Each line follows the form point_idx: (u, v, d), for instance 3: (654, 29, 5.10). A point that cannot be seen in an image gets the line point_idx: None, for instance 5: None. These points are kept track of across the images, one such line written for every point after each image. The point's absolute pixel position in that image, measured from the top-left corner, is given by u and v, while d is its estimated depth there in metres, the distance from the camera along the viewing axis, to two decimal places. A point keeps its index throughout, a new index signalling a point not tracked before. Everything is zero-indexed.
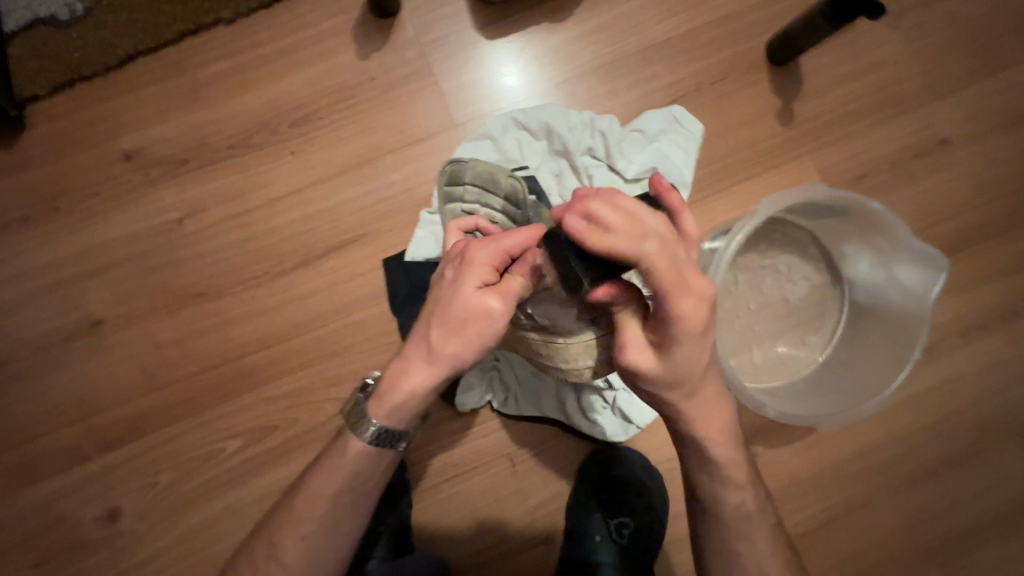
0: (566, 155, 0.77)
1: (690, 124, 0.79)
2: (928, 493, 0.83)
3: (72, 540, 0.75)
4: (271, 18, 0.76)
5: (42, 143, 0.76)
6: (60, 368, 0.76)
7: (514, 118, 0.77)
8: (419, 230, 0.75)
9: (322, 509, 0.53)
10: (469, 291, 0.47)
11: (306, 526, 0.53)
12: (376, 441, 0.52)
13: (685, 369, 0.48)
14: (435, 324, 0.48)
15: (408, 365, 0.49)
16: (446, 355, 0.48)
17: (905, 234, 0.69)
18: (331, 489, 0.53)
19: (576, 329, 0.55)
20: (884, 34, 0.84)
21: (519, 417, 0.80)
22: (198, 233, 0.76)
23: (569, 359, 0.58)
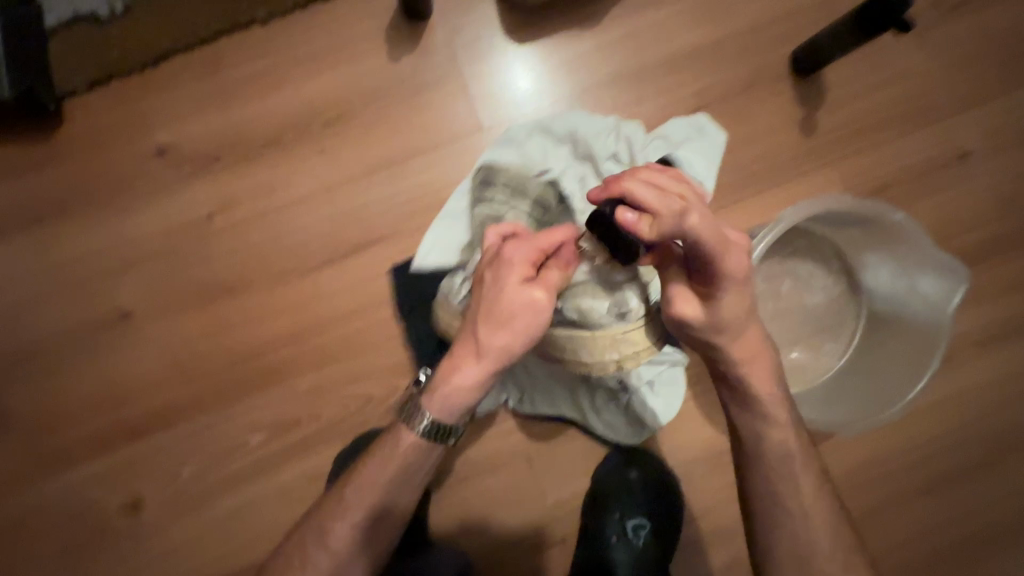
0: (590, 161, 0.74)
1: (713, 133, 0.80)
2: (944, 503, 0.84)
3: (101, 526, 0.77)
4: (306, 18, 0.78)
5: (78, 137, 0.77)
6: (90, 359, 0.78)
7: (538, 125, 0.77)
8: (432, 239, 0.74)
9: (368, 500, 0.55)
10: (512, 286, 0.49)
11: (354, 515, 0.55)
12: (429, 435, 0.53)
13: (730, 317, 0.50)
14: (482, 321, 0.49)
15: (458, 362, 0.51)
16: (496, 349, 0.49)
17: (926, 245, 0.70)
18: (380, 480, 0.55)
19: (606, 322, 0.57)
20: (910, 45, 0.84)
21: (535, 417, 0.80)
22: (229, 229, 0.78)
23: (595, 354, 0.58)
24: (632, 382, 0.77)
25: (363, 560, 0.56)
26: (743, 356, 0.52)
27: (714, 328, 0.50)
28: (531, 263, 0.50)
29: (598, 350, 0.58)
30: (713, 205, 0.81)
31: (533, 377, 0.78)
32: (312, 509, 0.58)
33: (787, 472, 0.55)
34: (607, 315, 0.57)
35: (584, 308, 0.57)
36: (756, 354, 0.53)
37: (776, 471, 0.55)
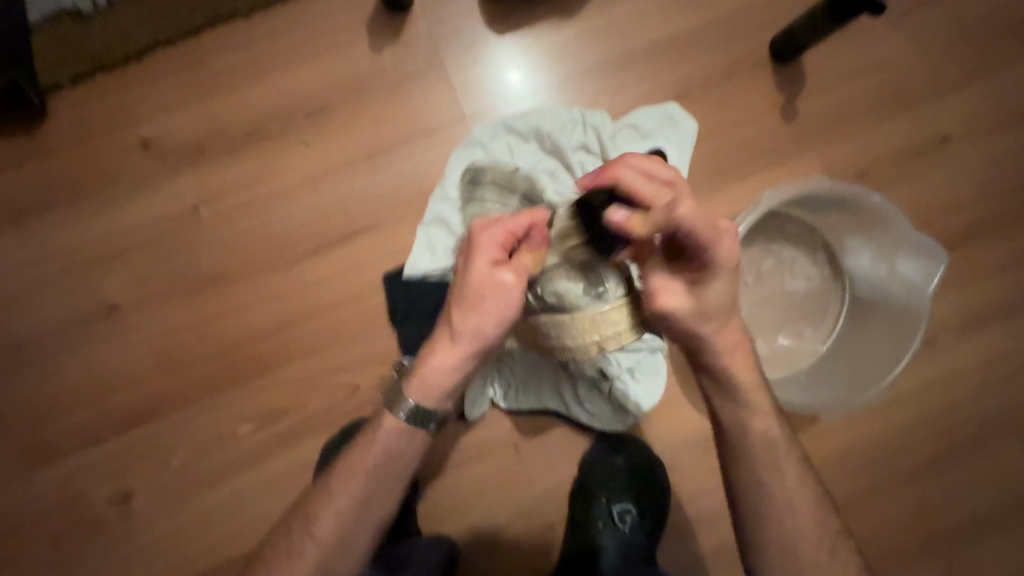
0: (559, 154, 0.79)
1: (684, 121, 0.81)
2: (928, 487, 0.84)
3: (89, 519, 0.77)
4: (289, 11, 0.78)
5: (63, 131, 0.77)
6: (76, 352, 0.78)
7: (503, 124, 0.78)
8: (416, 245, 0.76)
9: (354, 489, 0.54)
10: (480, 268, 0.49)
11: (342, 501, 0.54)
12: (409, 421, 0.54)
13: (717, 303, 0.51)
14: (455, 305, 0.50)
15: (434, 348, 0.52)
16: (468, 334, 0.50)
17: (905, 227, 0.71)
18: (367, 465, 0.54)
19: (584, 304, 0.55)
20: (889, 32, 0.85)
21: (522, 411, 0.81)
22: (214, 221, 0.78)
23: (576, 336, 0.57)
24: (614, 372, 0.77)
25: (351, 548, 0.55)
26: (725, 345, 0.53)
27: (701, 314, 0.51)
28: (501, 246, 0.50)
29: (580, 334, 0.56)
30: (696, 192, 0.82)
31: (518, 367, 0.80)
32: (299, 498, 0.58)
33: (773, 454, 0.54)
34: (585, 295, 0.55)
35: (561, 291, 0.55)
36: (739, 344, 0.53)
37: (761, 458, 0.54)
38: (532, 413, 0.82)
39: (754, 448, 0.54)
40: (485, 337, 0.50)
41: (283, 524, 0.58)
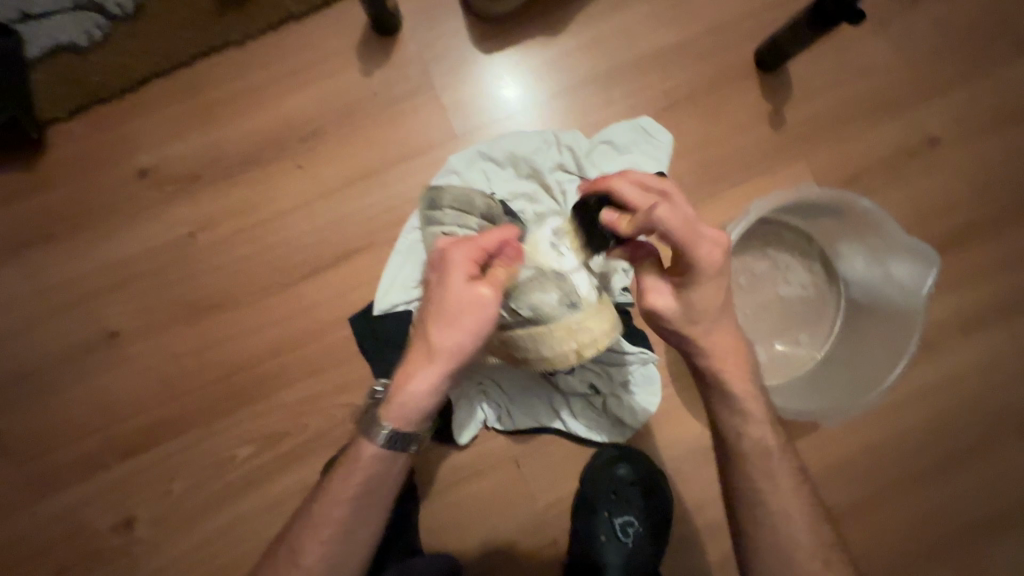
0: (537, 176, 0.79)
1: (658, 133, 0.81)
2: (934, 489, 0.84)
3: (92, 548, 0.77)
4: (280, 39, 0.80)
5: (62, 163, 0.79)
6: (77, 381, 0.79)
7: (479, 152, 0.79)
8: (384, 278, 0.77)
9: (337, 516, 0.55)
10: (456, 285, 0.49)
11: (325, 530, 0.55)
12: (388, 446, 0.53)
13: (705, 307, 0.51)
14: (433, 324, 0.49)
15: (411, 368, 0.51)
16: (448, 351, 0.49)
17: (896, 231, 0.72)
18: (349, 492, 0.55)
19: (559, 312, 0.58)
20: (873, 38, 0.86)
21: (519, 432, 0.81)
22: (211, 247, 0.79)
23: (554, 345, 0.59)
24: (604, 385, 0.79)
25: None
26: (719, 352, 0.53)
27: (687, 318, 0.51)
28: (474, 262, 0.50)
29: (552, 346, 0.59)
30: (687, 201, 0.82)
31: (509, 388, 0.81)
32: (286, 530, 0.58)
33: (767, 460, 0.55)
34: (559, 305, 0.58)
35: (536, 304, 0.57)
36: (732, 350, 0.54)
37: (760, 477, 0.55)
38: (528, 432, 0.81)
39: (751, 454, 0.55)
40: (464, 354, 0.50)
41: (274, 553, 0.58)
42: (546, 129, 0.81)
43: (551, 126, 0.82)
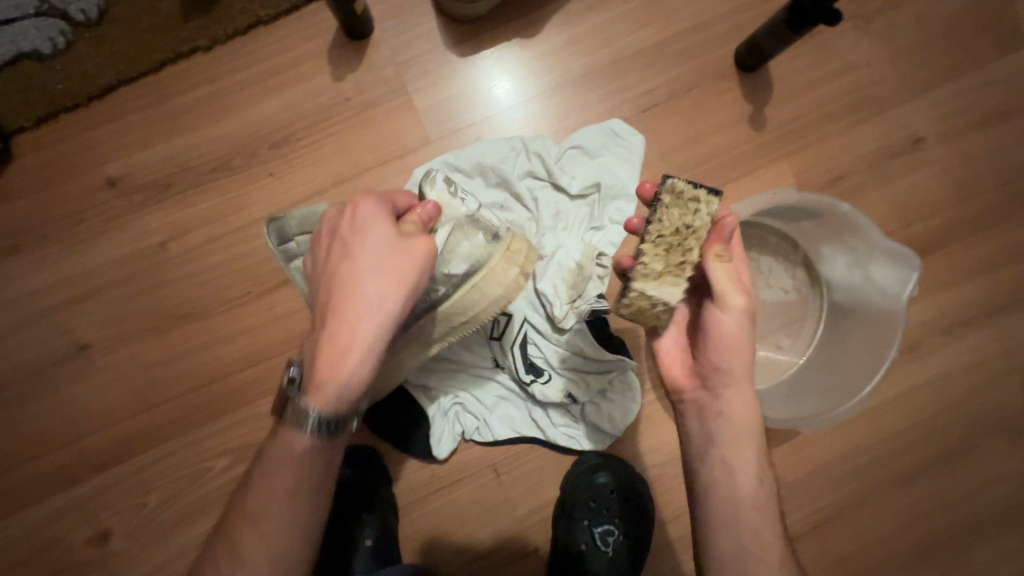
0: (506, 184, 0.79)
1: (629, 136, 0.81)
2: (919, 492, 0.83)
3: (67, 561, 0.77)
4: (249, 43, 0.78)
5: (28, 172, 0.77)
6: (49, 393, 0.78)
7: (446, 163, 0.78)
8: None
9: (276, 507, 0.53)
10: (382, 241, 0.52)
11: (267, 522, 0.53)
12: (325, 429, 0.51)
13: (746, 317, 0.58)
14: (361, 280, 0.50)
15: (348, 330, 0.49)
16: (384, 304, 0.50)
17: (876, 236, 0.70)
18: (285, 483, 0.53)
19: (489, 251, 0.64)
20: (856, 36, 0.84)
21: (496, 442, 0.80)
22: (182, 256, 0.78)
23: (499, 281, 0.65)
24: (581, 394, 0.78)
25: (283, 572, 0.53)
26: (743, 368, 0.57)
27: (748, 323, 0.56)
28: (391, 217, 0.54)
29: (500, 277, 0.65)
30: None
31: (485, 399, 0.80)
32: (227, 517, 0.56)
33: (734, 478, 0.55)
34: (480, 240, 0.64)
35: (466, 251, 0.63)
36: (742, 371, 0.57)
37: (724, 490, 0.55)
38: (508, 442, 0.80)
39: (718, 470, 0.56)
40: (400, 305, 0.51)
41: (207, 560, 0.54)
42: (512, 136, 0.80)
43: (520, 132, 0.81)
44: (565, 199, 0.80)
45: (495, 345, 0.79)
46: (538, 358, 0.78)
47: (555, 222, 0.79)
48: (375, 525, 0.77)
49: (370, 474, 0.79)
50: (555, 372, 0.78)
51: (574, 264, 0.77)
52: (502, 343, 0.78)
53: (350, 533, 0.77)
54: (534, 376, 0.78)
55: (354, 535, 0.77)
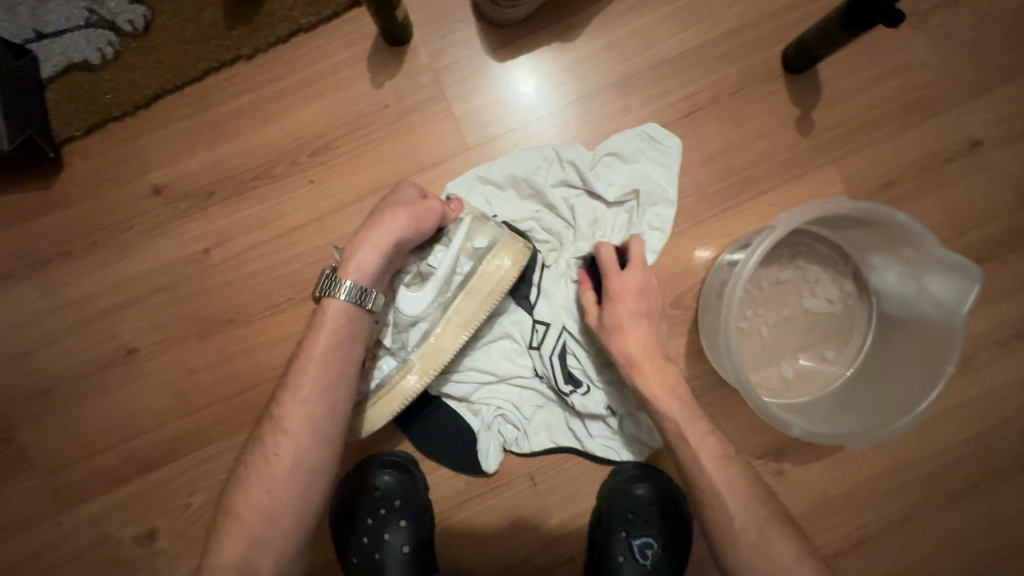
0: (540, 196, 0.78)
1: (665, 140, 0.79)
2: (970, 510, 0.80)
3: (115, 558, 0.79)
4: (289, 51, 0.78)
5: (78, 180, 0.79)
6: (98, 395, 0.80)
7: (478, 176, 0.78)
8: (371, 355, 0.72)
9: (311, 374, 0.61)
10: (409, 187, 0.68)
11: (303, 390, 0.61)
12: (349, 299, 0.62)
13: (615, 324, 0.69)
14: (390, 204, 0.66)
15: (374, 227, 0.64)
16: (398, 221, 0.64)
17: (933, 245, 0.66)
18: (319, 353, 0.62)
19: (501, 232, 0.71)
20: (911, 35, 0.81)
21: (535, 452, 0.79)
22: (224, 263, 0.79)
23: (505, 252, 0.70)
24: (620, 405, 0.77)
25: (320, 435, 0.61)
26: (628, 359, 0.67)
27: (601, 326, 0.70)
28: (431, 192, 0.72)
29: (513, 250, 0.70)
30: (707, 211, 0.79)
31: (524, 409, 0.79)
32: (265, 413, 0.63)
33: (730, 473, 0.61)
34: (493, 224, 0.72)
35: (483, 233, 0.70)
36: (641, 365, 0.67)
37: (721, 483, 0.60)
38: (545, 452, 0.80)
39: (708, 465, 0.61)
40: (410, 228, 0.64)
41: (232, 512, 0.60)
42: (544, 145, 0.79)
43: (554, 140, 0.79)
44: (602, 207, 0.78)
45: (535, 354, 0.78)
46: (577, 368, 0.78)
47: (593, 230, 0.78)
48: (413, 536, 0.77)
49: (409, 481, 0.79)
50: (593, 382, 0.77)
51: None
52: (541, 353, 0.77)
53: (387, 541, 0.77)
54: (573, 387, 0.77)
55: (391, 542, 0.77)
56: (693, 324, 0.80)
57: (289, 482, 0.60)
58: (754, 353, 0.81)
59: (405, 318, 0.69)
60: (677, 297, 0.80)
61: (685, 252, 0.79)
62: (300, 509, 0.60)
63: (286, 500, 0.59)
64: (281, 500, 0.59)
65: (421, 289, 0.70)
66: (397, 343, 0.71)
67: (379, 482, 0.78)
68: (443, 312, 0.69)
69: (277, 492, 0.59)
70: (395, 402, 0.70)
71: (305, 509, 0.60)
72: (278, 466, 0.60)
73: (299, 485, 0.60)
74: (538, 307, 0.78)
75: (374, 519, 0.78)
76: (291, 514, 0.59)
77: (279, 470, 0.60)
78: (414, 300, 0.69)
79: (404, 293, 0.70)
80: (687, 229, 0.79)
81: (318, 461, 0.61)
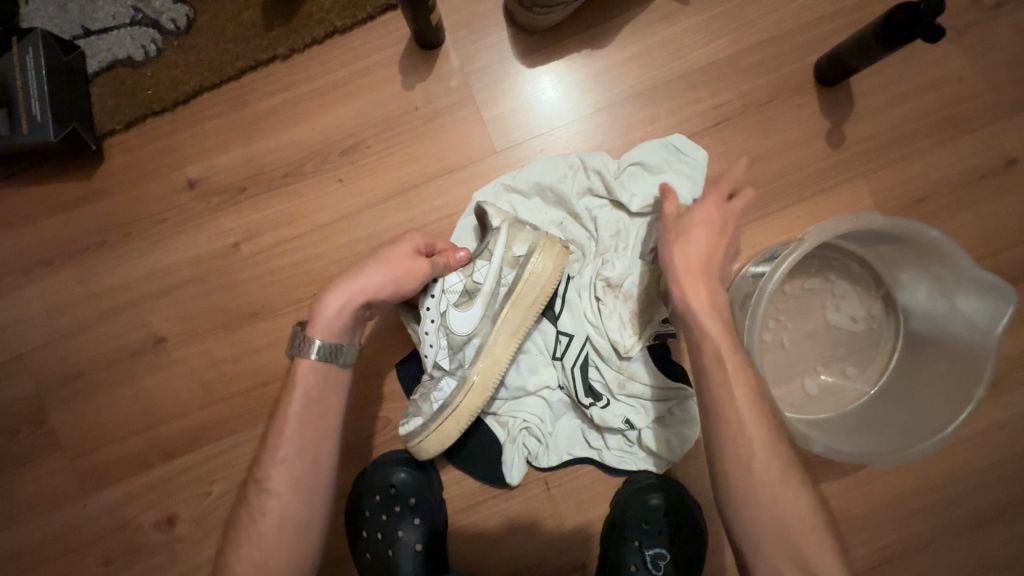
0: (565, 204, 0.78)
1: (692, 153, 0.78)
2: (996, 536, 0.78)
3: (135, 542, 0.81)
4: (325, 52, 0.80)
5: (117, 171, 0.82)
6: (127, 382, 0.82)
7: (503, 184, 0.78)
8: (424, 383, 0.72)
9: (291, 437, 0.61)
10: (405, 239, 0.67)
11: (283, 451, 0.60)
12: (320, 357, 0.61)
13: (689, 229, 0.62)
14: (374, 260, 0.65)
15: (349, 282, 0.63)
16: (373, 280, 0.63)
17: (965, 264, 0.64)
18: (294, 412, 0.61)
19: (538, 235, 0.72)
20: (948, 49, 0.79)
21: (556, 467, 0.79)
22: (253, 257, 0.81)
23: (545, 254, 0.71)
24: (639, 418, 0.76)
25: (302, 490, 0.60)
26: (681, 270, 0.60)
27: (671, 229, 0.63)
28: (428, 244, 0.69)
29: (553, 252, 0.71)
30: None
31: (546, 420, 0.79)
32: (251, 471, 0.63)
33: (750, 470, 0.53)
34: (529, 229, 0.73)
35: (520, 243, 0.71)
36: (697, 284, 0.59)
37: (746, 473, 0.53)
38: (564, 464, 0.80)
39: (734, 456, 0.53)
40: (388, 285, 0.64)
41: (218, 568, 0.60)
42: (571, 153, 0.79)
43: (581, 148, 0.80)
44: (625, 217, 0.78)
45: (557, 365, 0.78)
46: (598, 381, 0.77)
47: (618, 243, 0.78)
48: (426, 535, 0.78)
49: (425, 481, 0.79)
50: (614, 396, 0.77)
51: (637, 294, 0.76)
52: (564, 365, 0.77)
53: (401, 538, 0.78)
54: (592, 400, 0.76)
55: (405, 539, 0.78)
56: None
57: (276, 540, 0.59)
58: (776, 369, 0.80)
59: (458, 337, 0.71)
60: None
61: None
62: (294, 562, 0.59)
63: (276, 559, 0.58)
64: (270, 558, 0.58)
65: (470, 307, 0.71)
66: (454, 362, 0.71)
67: (395, 480, 0.79)
68: (493, 326, 0.71)
69: (267, 554, 0.58)
70: (462, 420, 0.71)
71: (301, 562, 0.60)
72: (266, 525, 0.59)
73: (290, 548, 0.59)
74: (562, 318, 0.78)
75: (389, 515, 0.79)
76: (284, 570, 0.59)
77: (267, 528, 0.59)
78: (465, 319, 0.71)
79: (454, 312, 0.71)
80: None
81: (303, 514, 0.60)
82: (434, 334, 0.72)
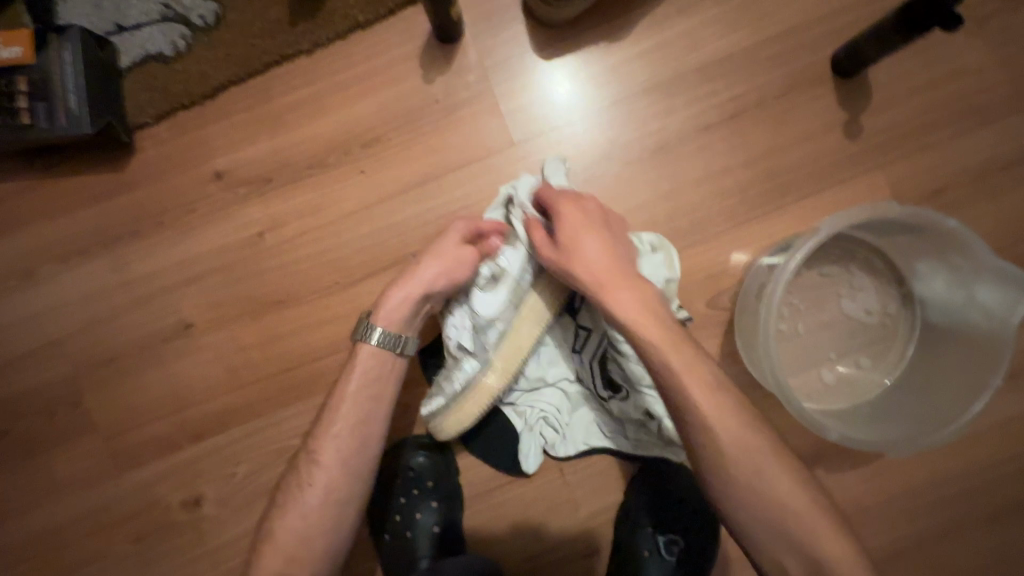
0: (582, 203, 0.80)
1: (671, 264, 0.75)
2: (1011, 529, 0.78)
3: (163, 521, 0.84)
4: (348, 47, 0.82)
5: (149, 163, 0.84)
6: (157, 366, 0.85)
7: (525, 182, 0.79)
8: (449, 366, 0.74)
9: (344, 414, 0.64)
10: (453, 232, 0.70)
11: (335, 426, 0.64)
12: (382, 345, 0.66)
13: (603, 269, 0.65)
14: (428, 254, 0.69)
15: (408, 279, 0.68)
16: (428, 273, 0.68)
17: (984, 253, 0.64)
18: (349, 391, 0.65)
19: None
20: (968, 39, 0.79)
21: (571, 457, 0.81)
22: (276, 246, 0.83)
23: None
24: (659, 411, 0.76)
25: (350, 467, 0.63)
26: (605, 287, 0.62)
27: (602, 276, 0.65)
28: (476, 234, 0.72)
29: None
30: (747, 213, 0.80)
31: (564, 411, 0.80)
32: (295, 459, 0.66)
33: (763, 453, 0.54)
34: None
35: None
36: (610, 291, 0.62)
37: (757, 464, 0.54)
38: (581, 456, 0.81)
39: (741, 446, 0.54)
40: (441, 277, 0.68)
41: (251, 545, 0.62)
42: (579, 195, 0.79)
43: (600, 141, 0.81)
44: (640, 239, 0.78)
45: (577, 358, 0.80)
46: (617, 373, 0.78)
47: None
48: (445, 518, 0.80)
49: (443, 466, 0.82)
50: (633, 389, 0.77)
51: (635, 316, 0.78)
52: (583, 358, 0.79)
53: (419, 520, 0.80)
54: (611, 392, 0.78)
55: (422, 522, 0.80)
56: (729, 324, 0.80)
57: (318, 510, 0.61)
58: (793, 359, 0.80)
59: (482, 320, 0.73)
60: (715, 296, 0.80)
61: (725, 252, 0.80)
62: (331, 537, 0.61)
63: (318, 531, 0.61)
64: (312, 531, 0.61)
65: (495, 290, 0.73)
66: (477, 345, 0.73)
67: (414, 463, 0.81)
68: (516, 312, 0.72)
69: (308, 526, 0.61)
70: (482, 402, 0.72)
71: (336, 539, 0.62)
72: (311, 495, 0.62)
73: (329, 524, 0.61)
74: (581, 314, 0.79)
75: (408, 498, 0.81)
76: (323, 539, 0.61)
77: (309, 501, 0.61)
78: (488, 302, 0.72)
79: (479, 294, 0.73)
80: (726, 230, 0.80)
81: (349, 489, 0.63)
82: (460, 315, 0.74)
